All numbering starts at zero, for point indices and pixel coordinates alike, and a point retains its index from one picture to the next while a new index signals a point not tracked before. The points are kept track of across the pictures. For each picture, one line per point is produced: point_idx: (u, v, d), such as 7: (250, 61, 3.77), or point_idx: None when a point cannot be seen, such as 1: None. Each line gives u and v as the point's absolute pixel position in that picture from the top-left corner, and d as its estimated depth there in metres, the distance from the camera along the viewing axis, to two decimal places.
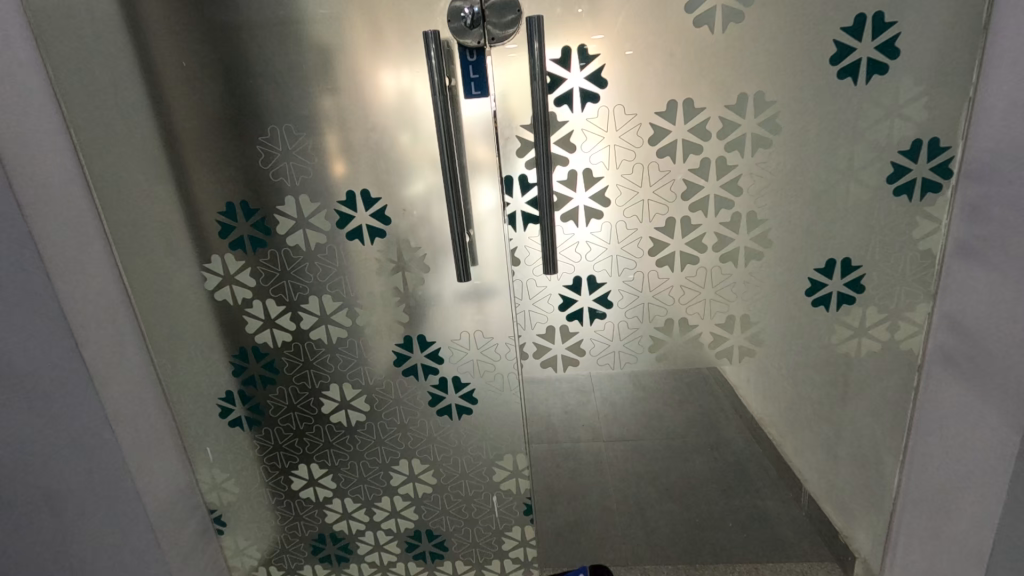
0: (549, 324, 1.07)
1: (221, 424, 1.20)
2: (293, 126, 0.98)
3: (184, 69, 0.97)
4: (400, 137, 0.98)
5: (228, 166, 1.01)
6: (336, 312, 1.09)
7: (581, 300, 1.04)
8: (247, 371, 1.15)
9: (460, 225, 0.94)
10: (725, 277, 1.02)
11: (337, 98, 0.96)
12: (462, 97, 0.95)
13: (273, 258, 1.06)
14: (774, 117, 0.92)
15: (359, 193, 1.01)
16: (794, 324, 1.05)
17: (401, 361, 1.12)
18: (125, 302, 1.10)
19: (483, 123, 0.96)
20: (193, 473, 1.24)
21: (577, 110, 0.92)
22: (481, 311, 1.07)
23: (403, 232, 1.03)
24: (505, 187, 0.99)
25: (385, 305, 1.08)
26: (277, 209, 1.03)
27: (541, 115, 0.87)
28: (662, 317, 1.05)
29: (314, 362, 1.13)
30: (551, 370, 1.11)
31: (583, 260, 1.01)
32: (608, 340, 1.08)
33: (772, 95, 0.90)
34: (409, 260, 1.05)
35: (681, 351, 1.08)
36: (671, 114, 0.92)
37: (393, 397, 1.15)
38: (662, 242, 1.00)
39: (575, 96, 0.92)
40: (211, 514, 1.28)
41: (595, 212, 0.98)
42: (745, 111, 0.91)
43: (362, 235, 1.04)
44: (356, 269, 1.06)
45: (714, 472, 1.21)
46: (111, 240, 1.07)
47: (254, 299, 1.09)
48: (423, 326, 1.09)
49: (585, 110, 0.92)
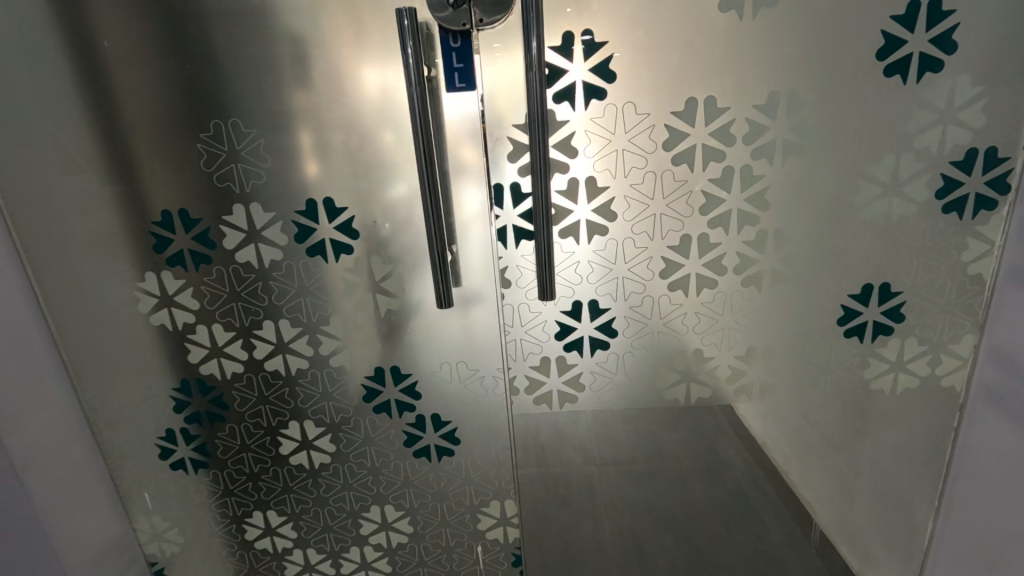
0: (543, 354, 0.93)
1: (160, 467, 1.03)
2: (242, 121, 0.83)
3: (106, 50, 0.80)
4: (370, 137, 0.83)
5: (164, 167, 0.85)
6: (295, 340, 0.93)
7: (581, 327, 0.90)
8: (191, 408, 0.98)
9: (440, 242, 0.80)
10: (747, 302, 0.88)
11: (295, 89, 0.81)
12: (443, 90, 0.80)
13: (219, 277, 0.90)
14: (809, 120, 0.79)
15: (322, 202, 0.86)
16: (823, 356, 0.92)
17: (372, 396, 0.96)
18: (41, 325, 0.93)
19: (468, 122, 0.81)
20: (129, 522, 1.07)
21: (580, 108, 0.78)
22: (465, 340, 0.93)
23: (374, 248, 0.88)
24: (495, 197, 0.85)
25: (352, 332, 0.93)
26: (224, 219, 0.87)
27: (538, 114, 0.73)
28: (673, 348, 0.92)
29: (270, 397, 0.97)
30: (546, 407, 0.96)
31: (584, 282, 0.87)
32: (612, 374, 0.94)
33: (808, 94, 0.78)
34: (382, 281, 0.90)
35: (694, 386, 0.94)
36: (690, 115, 0.78)
37: (362, 436, 0.99)
38: (676, 264, 0.86)
39: (579, 91, 0.78)
40: (152, 567, 1.11)
41: (599, 228, 0.84)
42: (776, 113, 0.78)
43: (325, 251, 0.88)
44: (318, 290, 0.90)
45: (711, 501, 1.03)
46: (22, 253, 0.90)
47: (197, 324, 0.93)
48: (397, 357, 0.94)
49: (590, 108, 0.78)
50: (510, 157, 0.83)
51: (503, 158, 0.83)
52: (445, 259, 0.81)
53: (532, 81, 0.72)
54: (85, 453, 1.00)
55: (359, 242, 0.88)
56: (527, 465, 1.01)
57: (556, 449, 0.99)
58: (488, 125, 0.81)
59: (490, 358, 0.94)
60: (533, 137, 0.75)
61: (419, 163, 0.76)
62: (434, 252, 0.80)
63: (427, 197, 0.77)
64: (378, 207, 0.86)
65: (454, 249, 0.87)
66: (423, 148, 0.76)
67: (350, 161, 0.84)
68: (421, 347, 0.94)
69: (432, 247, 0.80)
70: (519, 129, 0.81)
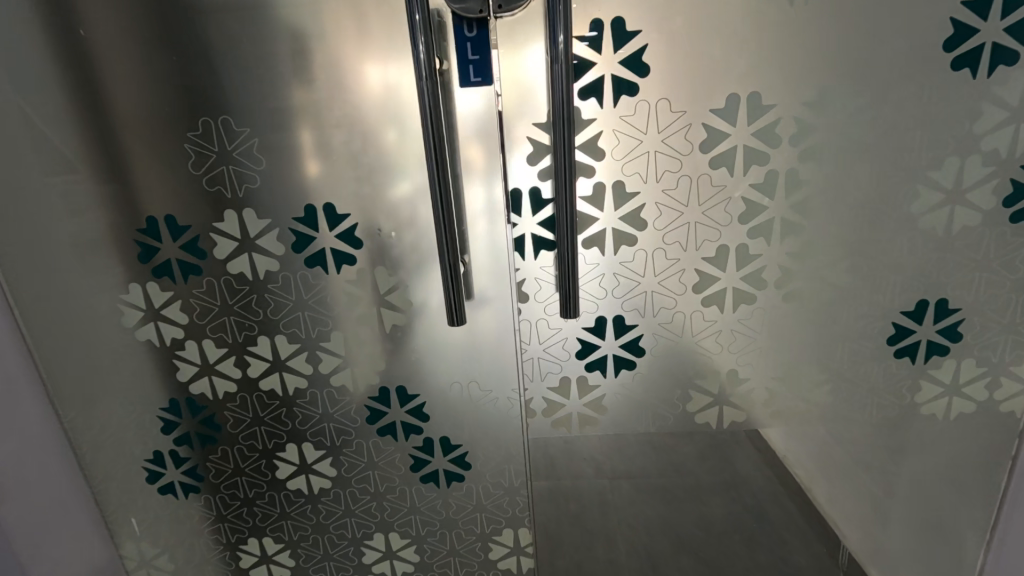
0: (563, 374, 0.85)
1: (147, 490, 0.96)
2: (233, 119, 0.75)
3: (82, 40, 0.72)
4: (375, 136, 0.75)
5: (150, 170, 0.78)
6: (292, 357, 0.86)
7: (604, 345, 0.83)
8: (180, 429, 0.91)
9: (452, 252, 0.72)
10: (789, 319, 0.81)
11: (293, 84, 0.73)
12: (456, 85, 0.72)
13: (210, 289, 0.82)
14: (865, 119, 0.71)
15: (322, 208, 0.78)
16: (871, 378, 0.83)
17: (376, 418, 0.89)
18: (18, 340, 0.86)
19: (484, 120, 0.74)
20: (115, 548, 1.00)
21: (609, 106, 0.71)
22: (478, 358, 0.85)
23: (378, 258, 0.80)
24: (512, 203, 0.77)
25: (356, 349, 0.85)
26: (214, 226, 0.79)
27: (564, 111, 0.65)
28: (706, 368, 0.84)
29: (266, 418, 0.90)
30: (565, 430, 0.89)
31: (609, 296, 0.80)
32: (637, 395, 0.86)
33: (864, 90, 0.70)
34: (387, 294, 0.82)
35: (726, 409, 0.86)
36: (731, 113, 0.71)
37: (365, 460, 0.92)
38: (710, 278, 0.78)
39: (608, 87, 0.70)
40: None
41: (627, 237, 0.76)
42: (829, 111, 0.71)
43: (326, 261, 0.80)
44: (318, 303, 0.83)
45: (727, 520, 0.95)
46: None
47: (186, 340, 0.86)
48: (404, 375, 0.86)
49: (620, 106, 0.71)
50: (529, 160, 0.75)
51: (522, 160, 0.75)
52: (457, 271, 0.74)
53: (557, 74, 0.64)
54: (67, 474, 0.93)
55: (361, 251, 0.80)
56: (543, 491, 0.94)
57: (575, 474, 0.92)
58: (506, 124, 0.74)
59: (504, 376, 0.86)
60: (557, 137, 0.67)
61: (430, 164, 0.68)
62: (444, 261, 0.72)
63: (437, 202, 0.70)
64: (384, 214, 0.78)
65: (466, 259, 0.79)
66: (434, 148, 0.68)
67: (352, 163, 0.76)
68: (429, 366, 0.86)
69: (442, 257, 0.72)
70: (541, 128, 0.74)
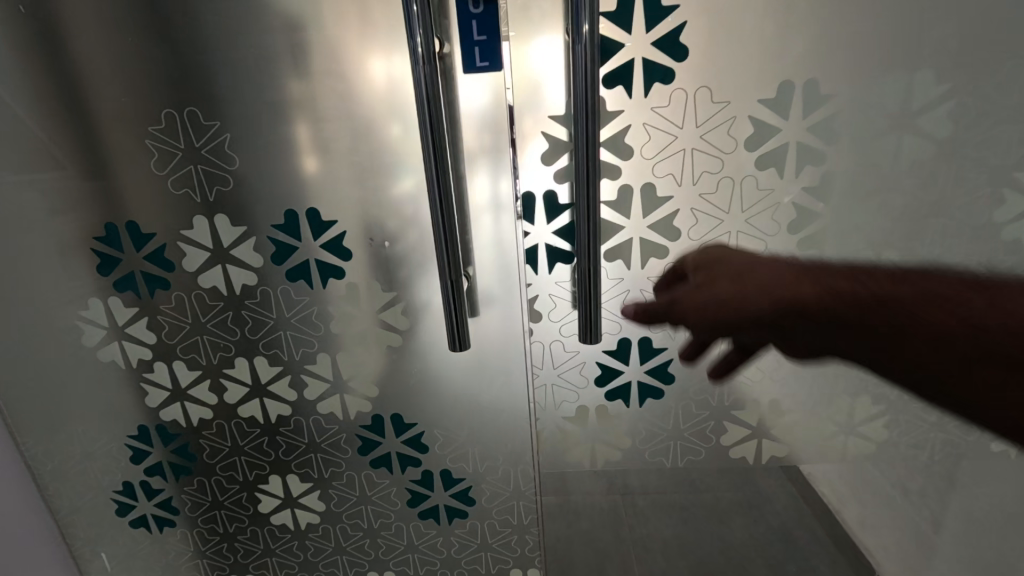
0: (580, 403, 0.75)
1: (117, 523, 0.87)
2: (200, 110, 0.64)
3: (22, 17, 0.62)
4: (365, 130, 0.65)
5: (108, 170, 0.68)
6: (275, 381, 0.76)
7: (628, 371, 0.73)
8: (151, 458, 0.82)
9: (455, 266, 0.62)
10: (843, 344, 0.70)
11: (270, 68, 0.62)
12: (460, 71, 0.62)
13: (179, 305, 0.72)
14: (946, 110, 0.60)
15: (305, 214, 0.68)
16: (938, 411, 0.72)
17: (369, 449, 0.79)
18: None
19: (492, 113, 0.64)
20: None
21: (639, 97, 0.60)
22: (484, 383, 0.76)
23: (370, 272, 0.70)
24: (524, 209, 0.67)
25: (345, 373, 0.75)
26: (182, 234, 0.69)
27: (587, 102, 0.55)
28: (744, 396, 0.74)
29: (246, 447, 0.80)
30: (581, 463, 0.79)
31: (634, 316, 0.70)
32: (664, 426, 0.76)
33: (947, 75, 0.58)
34: (380, 312, 0.72)
35: (765, 443, 0.76)
36: (784, 104, 0.60)
37: (357, 494, 0.82)
38: (753, 296, 0.68)
39: (638, 74, 0.60)
40: None
41: (656, 249, 0.66)
42: (903, 101, 0.60)
43: (310, 274, 0.70)
44: (303, 322, 0.73)
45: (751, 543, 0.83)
46: None
47: (155, 361, 0.76)
48: (400, 402, 0.77)
49: (651, 97, 0.60)
50: (543, 160, 0.64)
51: (534, 161, 0.64)
52: (461, 288, 0.63)
53: (579, 56, 0.54)
54: (28, 507, 0.84)
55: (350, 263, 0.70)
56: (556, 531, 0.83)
57: (591, 509, 0.82)
58: (516, 118, 0.63)
59: (512, 403, 0.76)
60: (579, 133, 0.56)
61: (429, 163, 0.58)
62: (446, 277, 0.62)
63: (438, 208, 0.59)
64: (375, 221, 0.68)
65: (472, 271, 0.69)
66: (434, 145, 0.57)
67: (340, 161, 0.66)
68: (429, 392, 0.76)
69: (443, 272, 0.62)
70: (557, 123, 0.63)
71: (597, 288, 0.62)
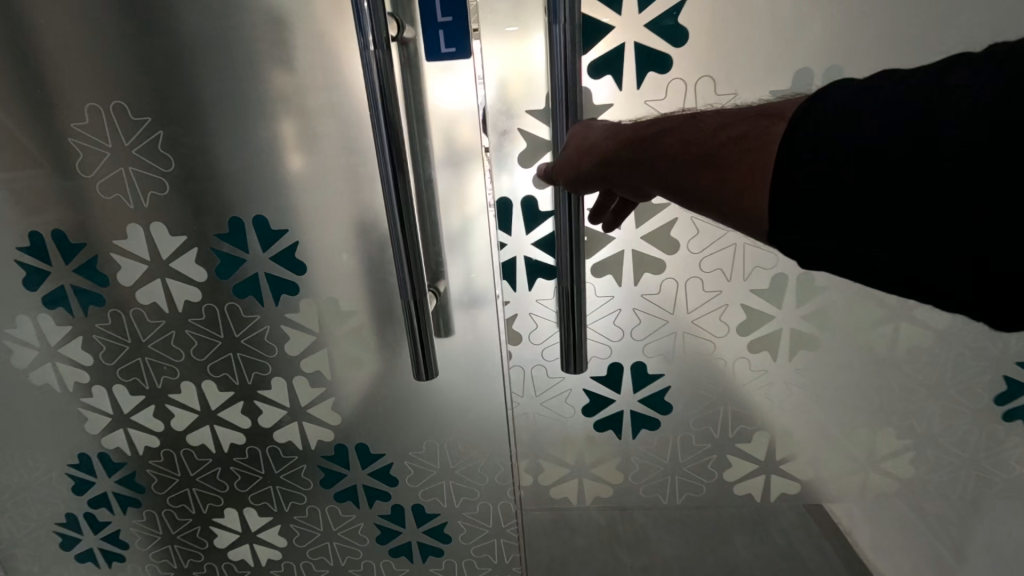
0: (567, 433, 0.67)
1: (63, 557, 0.80)
2: (128, 104, 0.55)
3: None
4: (314, 127, 0.56)
5: (23, 172, 0.58)
6: (226, 407, 0.68)
7: (620, 399, 0.65)
8: (96, 489, 0.74)
9: (419, 288, 0.53)
10: (865, 371, 0.61)
11: (198, 54, 0.53)
12: (421, 60, 0.53)
13: (117, 323, 0.65)
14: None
15: (252, 223, 0.59)
16: (972, 446, 0.64)
17: (332, 481, 0.71)
18: None
19: (460, 109, 0.55)
20: None
21: (631, 88, 0.52)
22: (458, 411, 0.67)
23: (327, 288, 0.62)
24: (500, 218, 0.58)
25: (303, 400, 0.67)
26: (115, 245, 0.61)
27: (568, 98, 0.47)
28: (751, 428, 0.65)
29: (198, 478, 0.73)
30: (568, 498, 0.71)
31: (627, 338, 0.62)
32: (660, 459, 0.68)
33: None
34: (340, 332, 0.64)
35: (775, 480, 0.68)
36: (800, 96, 0.51)
37: (321, 530, 0.74)
38: (762, 317, 0.60)
39: (630, 61, 0.51)
40: None
41: (652, 263, 0.58)
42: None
43: (261, 291, 0.62)
44: (255, 343, 0.65)
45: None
46: None
47: (94, 385, 0.68)
48: (365, 432, 0.69)
49: (645, 87, 0.52)
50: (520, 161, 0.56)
51: (511, 162, 0.56)
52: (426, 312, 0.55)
53: (558, 44, 0.45)
54: None
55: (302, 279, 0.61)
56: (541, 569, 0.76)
57: (581, 544, 0.74)
58: (490, 114, 0.55)
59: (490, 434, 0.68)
60: (559, 134, 0.48)
61: (386, 168, 0.49)
62: (408, 302, 0.53)
63: (396, 220, 0.51)
64: (331, 232, 0.59)
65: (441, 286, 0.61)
66: (390, 146, 0.48)
67: (286, 163, 0.57)
68: (396, 421, 0.68)
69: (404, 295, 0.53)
70: (536, 119, 0.55)
71: (581, 311, 0.54)
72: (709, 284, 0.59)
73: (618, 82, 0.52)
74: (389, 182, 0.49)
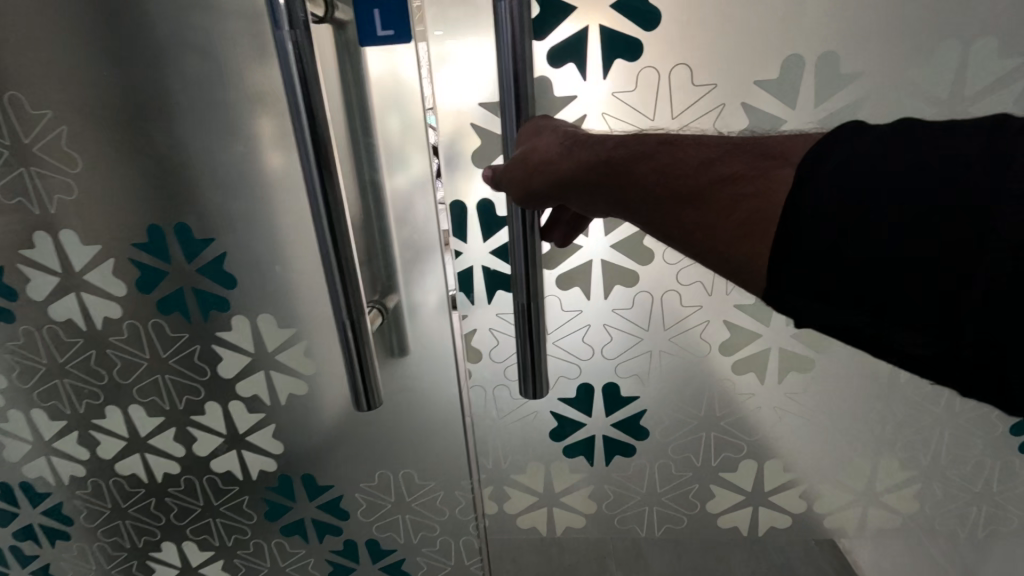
0: (534, 460, 0.61)
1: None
2: (21, 94, 0.48)
3: None
4: (235, 124, 0.48)
5: None
6: (156, 434, 0.61)
7: (591, 424, 0.59)
8: (20, 520, 0.68)
9: (357, 308, 0.46)
10: (863, 396, 0.55)
11: (94, 37, 0.45)
12: (356, 45, 0.46)
13: (30, 341, 0.58)
14: (1015, 94, 0.44)
15: (172, 231, 0.52)
16: (982, 479, 0.57)
17: (276, 514, 0.65)
18: None
19: (403, 102, 0.47)
20: None
21: (597, 77, 0.45)
22: (413, 440, 0.61)
23: (258, 306, 0.54)
24: (453, 223, 0.51)
25: (240, 427, 0.60)
26: (21, 254, 0.53)
27: (518, 84, 0.38)
28: (735, 456, 0.59)
29: (131, 510, 0.66)
30: (537, 530, 0.65)
31: (597, 357, 0.56)
32: (636, 489, 0.62)
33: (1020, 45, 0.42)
34: (276, 353, 0.56)
35: (763, 512, 0.61)
36: (790, 86, 0.44)
37: (268, 565, 0.68)
38: (747, 335, 0.53)
39: (594, 47, 0.45)
40: None
41: (622, 275, 0.52)
42: (958, 81, 0.43)
43: (189, 306, 0.55)
44: (184, 364, 0.58)
45: None
46: None
47: (9, 409, 0.61)
48: (311, 462, 0.62)
49: (612, 76, 0.45)
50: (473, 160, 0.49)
51: (463, 160, 0.49)
52: (367, 335, 0.47)
53: (505, 16, 0.37)
54: None
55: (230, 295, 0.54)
56: None
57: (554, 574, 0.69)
58: (438, 106, 0.47)
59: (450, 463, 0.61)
60: (509, 128, 0.39)
61: (312, 171, 0.41)
62: (344, 325, 0.46)
63: (329, 233, 0.43)
64: (260, 244, 0.52)
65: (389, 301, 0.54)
66: (318, 147, 0.40)
67: (203, 164, 0.49)
68: (345, 450, 0.61)
69: (338, 318, 0.46)
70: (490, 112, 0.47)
71: (541, 330, 0.47)
72: (685, 301, 0.52)
73: (581, 71, 0.45)
74: (316, 189, 0.41)
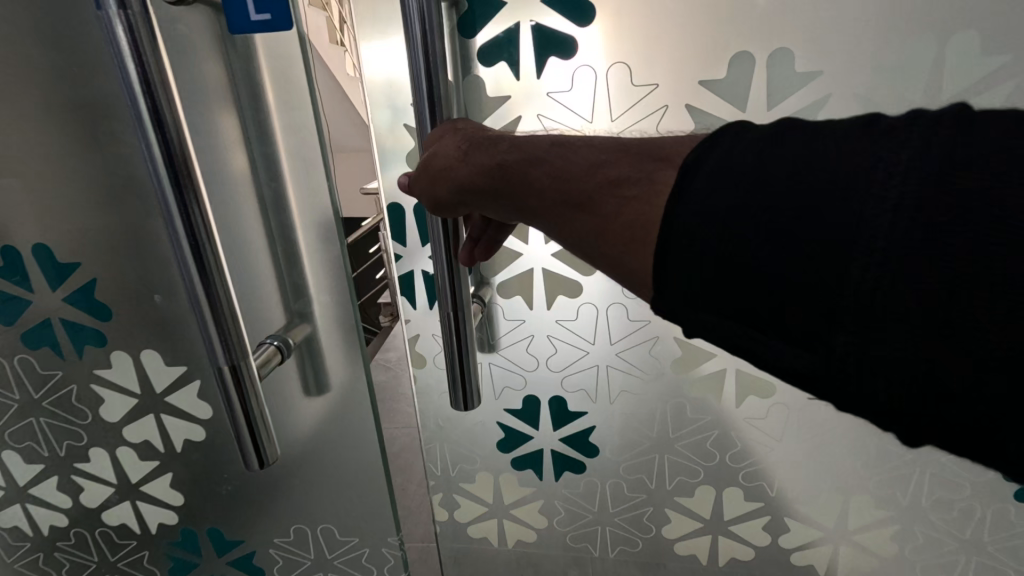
0: (483, 469, 0.60)
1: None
2: None
3: None
4: (105, 133, 0.40)
5: None
6: (38, 484, 0.54)
7: (540, 436, 0.57)
8: None
9: (239, 349, 0.36)
10: (834, 428, 0.50)
11: None
12: (226, 34, 0.36)
13: None
14: (1003, 96, 0.37)
15: (34, 255, 0.45)
16: (971, 526, 0.51)
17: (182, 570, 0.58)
18: None
19: (295, 105, 0.38)
20: None
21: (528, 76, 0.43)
22: (325, 497, 0.53)
23: (144, 338, 0.47)
24: (392, 226, 0.51)
25: (132, 475, 0.53)
26: None
27: (431, 77, 0.37)
28: (692, 482, 0.55)
29: (16, 566, 0.58)
30: (490, 540, 0.64)
31: (541, 369, 0.54)
32: (588, 506, 0.60)
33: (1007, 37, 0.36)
34: (166, 395, 0.49)
35: (723, 542, 0.57)
36: (738, 88, 0.41)
37: None
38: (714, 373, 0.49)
39: (525, 44, 0.42)
40: None
41: (565, 285, 0.50)
42: (932, 79, 0.38)
43: (59, 340, 0.48)
44: (63, 407, 0.51)
45: None
46: None
47: None
48: (217, 512, 0.55)
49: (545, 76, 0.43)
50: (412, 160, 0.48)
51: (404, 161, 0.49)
52: (257, 386, 0.38)
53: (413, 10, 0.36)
54: None
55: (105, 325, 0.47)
56: None
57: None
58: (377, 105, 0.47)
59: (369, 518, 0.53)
60: (424, 125, 0.39)
61: (165, 188, 0.32)
62: (221, 372, 0.36)
63: (193, 263, 0.33)
64: (140, 268, 0.44)
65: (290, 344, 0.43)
66: (170, 160, 0.31)
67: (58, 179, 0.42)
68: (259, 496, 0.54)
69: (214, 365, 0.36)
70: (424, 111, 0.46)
71: (473, 337, 0.46)
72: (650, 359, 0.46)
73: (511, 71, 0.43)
74: (174, 210, 0.32)
